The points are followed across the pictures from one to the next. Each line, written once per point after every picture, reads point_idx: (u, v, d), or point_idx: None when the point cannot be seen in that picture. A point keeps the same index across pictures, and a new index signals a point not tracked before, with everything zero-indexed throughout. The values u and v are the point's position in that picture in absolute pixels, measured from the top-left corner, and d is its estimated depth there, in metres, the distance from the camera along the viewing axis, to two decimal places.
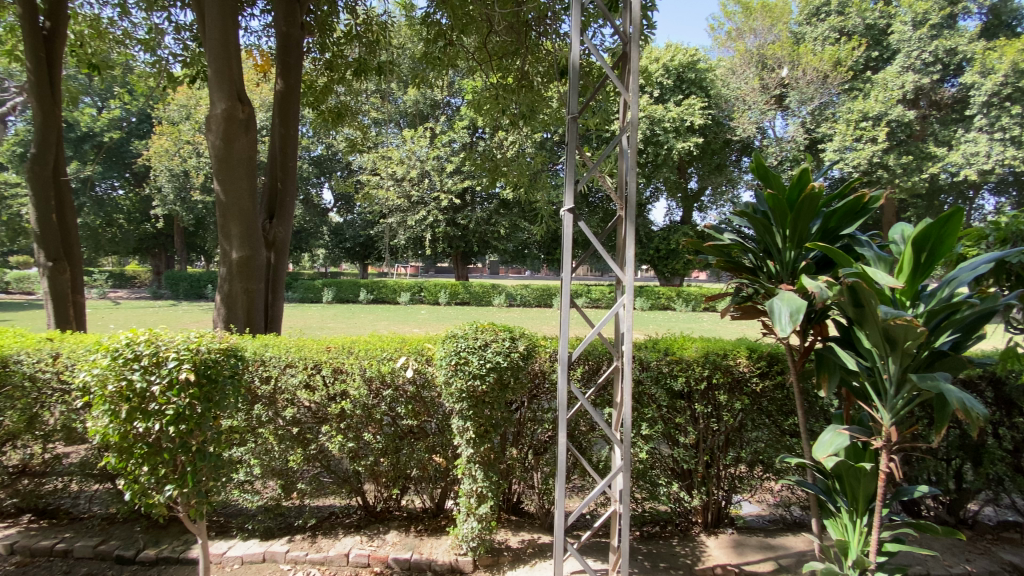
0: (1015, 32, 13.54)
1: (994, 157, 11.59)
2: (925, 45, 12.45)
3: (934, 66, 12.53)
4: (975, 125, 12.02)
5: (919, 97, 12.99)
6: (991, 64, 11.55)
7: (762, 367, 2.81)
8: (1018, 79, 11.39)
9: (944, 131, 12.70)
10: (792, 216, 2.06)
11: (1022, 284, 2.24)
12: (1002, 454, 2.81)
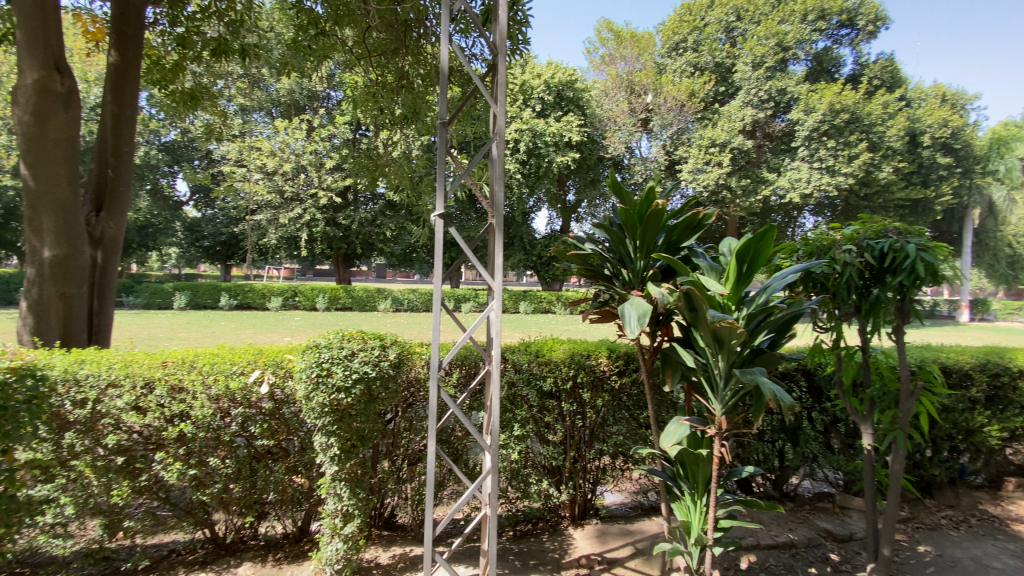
0: (832, 78, 16.29)
1: (812, 182, 13.94)
2: (761, 85, 14.66)
3: (768, 103, 14.77)
4: (798, 156, 14.36)
5: (756, 129, 15.16)
6: (813, 104, 13.78)
7: (620, 365, 3.03)
8: (832, 118, 13.66)
9: (774, 159, 15.00)
10: (641, 229, 2.25)
11: (824, 291, 2.68)
12: (814, 434, 3.36)
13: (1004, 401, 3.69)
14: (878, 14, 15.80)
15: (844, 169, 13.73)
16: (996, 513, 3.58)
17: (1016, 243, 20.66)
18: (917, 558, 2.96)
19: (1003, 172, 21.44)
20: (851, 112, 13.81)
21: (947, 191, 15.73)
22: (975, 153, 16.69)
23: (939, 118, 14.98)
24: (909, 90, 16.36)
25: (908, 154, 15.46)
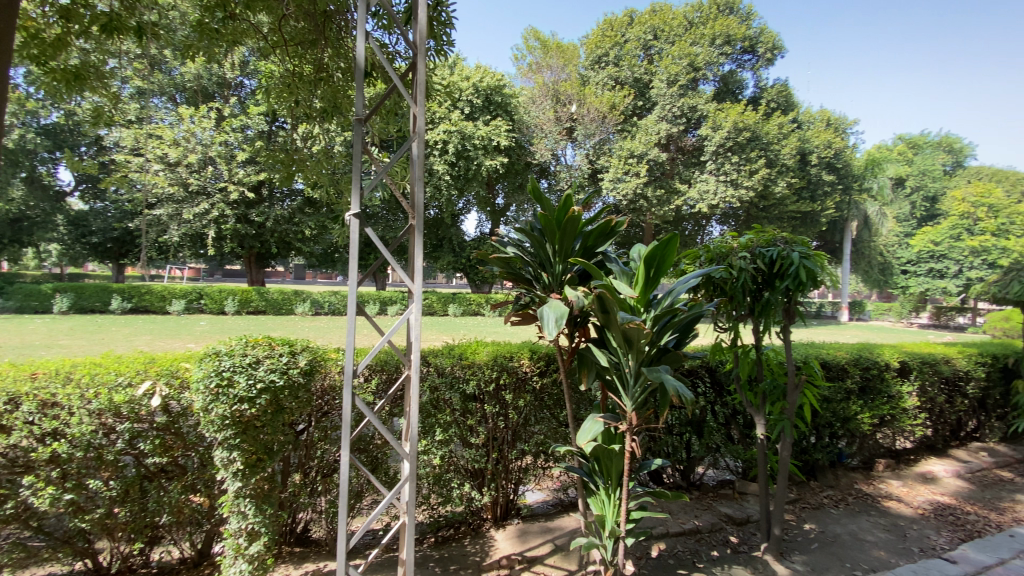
0: (736, 99, 17.73)
1: (719, 194, 15.08)
2: (675, 101, 15.65)
3: (680, 119, 15.79)
4: (706, 169, 15.47)
5: (670, 142, 16.16)
6: (719, 122, 14.89)
7: (541, 366, 3.10)
8: (735, 135, 14.84)
9: (686, 172, 16.07)
10: (559, 235, 2.32)
11: (722, 294, 2.91)
12: (717, 426, 3.63)
13: (873, 391, 4.20)
14: (775, 44, 17.41)
15: (746, 182, 14.98)
16: (869, 491, 4.05)
17: (886, 252, 23.56)
18: (804, 536, 3.29)
19: (876, 190, 24.40)
20: (752, 131, 15.09)
21: (831, 205, 17.63)
22: (852, 173, 18.87)
23: (824, 140, 16.74)
24: (801, 114, 18.17)
25: (800, 171, 17.15)
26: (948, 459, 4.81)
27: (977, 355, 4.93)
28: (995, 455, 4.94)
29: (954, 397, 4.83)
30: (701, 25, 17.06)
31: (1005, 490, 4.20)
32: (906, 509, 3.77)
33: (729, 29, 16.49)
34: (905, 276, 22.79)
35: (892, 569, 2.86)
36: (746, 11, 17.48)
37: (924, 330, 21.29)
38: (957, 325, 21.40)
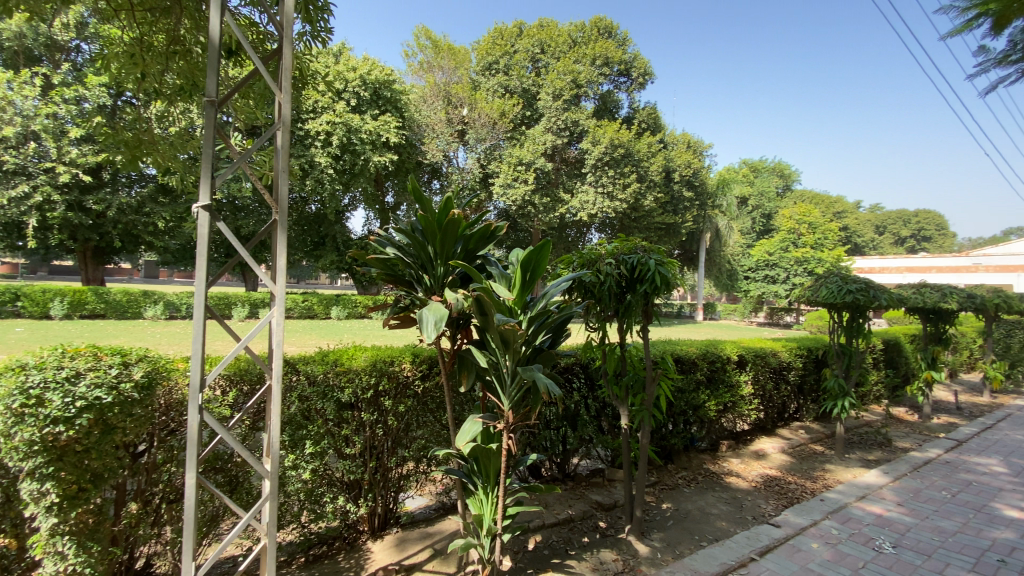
0: (614, 117, 19.07)
1: (597, 205, 16.14)
2: (560, 114, 16.46)
3: (564, 132, 16.64)
4: (587, 180, 16.46)
5: (555, 153, 16.95)
6: (598, 137, 15.87)
7: (423, 369, 3.05)
8: (612, 151, 15.94)
9: (569, 182, 16.96)
10: (440, 237, 2.30)
11: (590, 295, 3.10)
12: (588, 419, 3.87)
13: (718, 381, 4.78)
14: (647, 70, 19.00)
15: (621, 195, 16.20)
16: (715, 470, 4.61)
17: (733, 260, 26.94)
18: (663, 515, 3.64)
19: (727, 206, 27.89)
20: (627, 148, 16.26)
21: (690, 218, 19.77)
22: (708, 191, 21.35)
23: (686, 160, 18.70)
24: (667, 135, 20.12)
25: (665, 187, 18.96)
26: (776, 437, 5.65)
27: (795, 348, 5.86)
28: (810, 432, 5.90)
29: (779, 384, 5.68)
30: (584, 45, 18.20)
31: (817, 461, 5.05)
32: (744, 484, 4.35)
33: (608, 51, 17.69)
34: (747, 281, 26.30)
35: (732, 537, 3.28)
36: (623, 37, 18.97)
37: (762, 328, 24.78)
38: (785, 324, 25.22)
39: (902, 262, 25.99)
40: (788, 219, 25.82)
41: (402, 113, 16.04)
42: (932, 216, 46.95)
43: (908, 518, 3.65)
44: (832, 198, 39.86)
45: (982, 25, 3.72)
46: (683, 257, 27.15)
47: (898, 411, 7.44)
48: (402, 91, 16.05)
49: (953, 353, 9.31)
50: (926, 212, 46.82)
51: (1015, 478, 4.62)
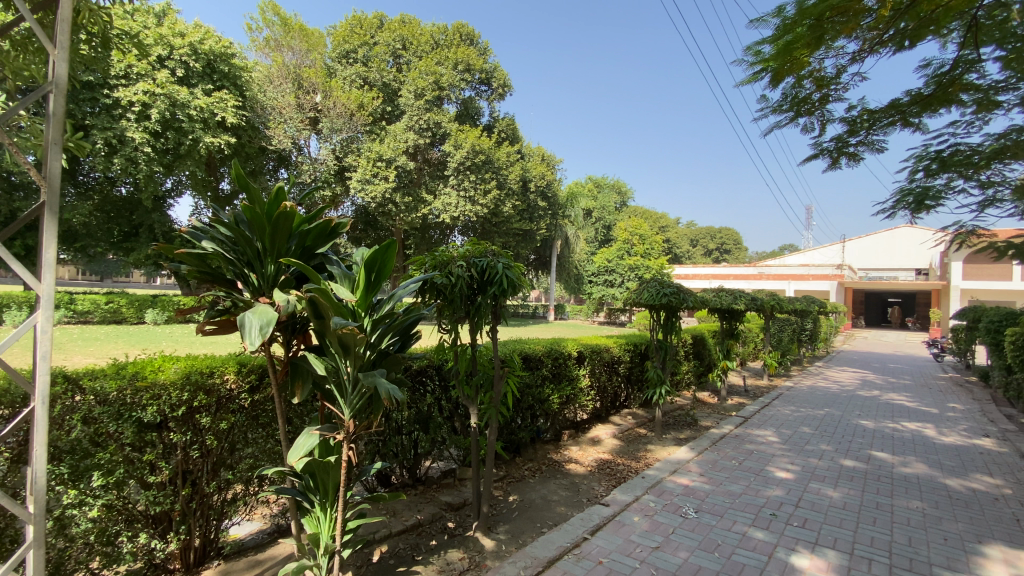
0: (474, 123, 19.37)
1: (459, 208, 16.25)
2: (421, 114, 16.28)
3: (426, 132, 16.49)
4: (449, 183, 16.48)
5: (417, 153, 16.72)
6: (460, 141, 16.00)
7: (252, 381, 2.69)
8: (474, 156, 16.21)
9: (431, 183, 16.84)
10: (270, 232, 2.08)
11: (442, 296, 3.05)
12: (441, 421, 3.84)
13: (560, 376, 5.13)
14: (506, 81, 19.64)
15: (482, 200, 16.45)
16: (557, 459, 4.95)
17: (579, 265, 29.29)
18: (509, 507, 3.79)
19: (578, 217, 30.26)
20: (487, 155, 16.65)
21: (544, 226, 20.93)
22: (560, 202, 22.93)
23: (540, 171, 19.76)
24: (524, 146, 21.13)
25: (522, 195, 19.80)
26: (609, 424, 6.26)
27: (625, 343, 6.57)
28: (636, 417, 6.67)
29: (612, 375, 6.31)
30: (446, 48, 18.26)
31: (641, 442, 5.73)
32: (581, 468, 4.73)
33: (469, 58, 17.96)
34: (591, 285, 28.76)
35: (569, 520, 3.54)
36: (484, 46, 19.43)
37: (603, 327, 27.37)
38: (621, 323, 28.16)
39: (709, 270, 30.76)
40: (625, 230, 28.94)
41: (242, 92, 13.99)
42: (731, 234, 56.55)
43: (707, 486, 4.31)
44: (659, 214, 45.68)
45: (763, 78, 4.58)
46: (536, 261, 28.71)
47: (704, 395, 8.79)
48: (242, 67, 13.94)
49: (744, 345, 11.32)
50: (726, 230, 56.21)
51: (782, 445, 5.76)
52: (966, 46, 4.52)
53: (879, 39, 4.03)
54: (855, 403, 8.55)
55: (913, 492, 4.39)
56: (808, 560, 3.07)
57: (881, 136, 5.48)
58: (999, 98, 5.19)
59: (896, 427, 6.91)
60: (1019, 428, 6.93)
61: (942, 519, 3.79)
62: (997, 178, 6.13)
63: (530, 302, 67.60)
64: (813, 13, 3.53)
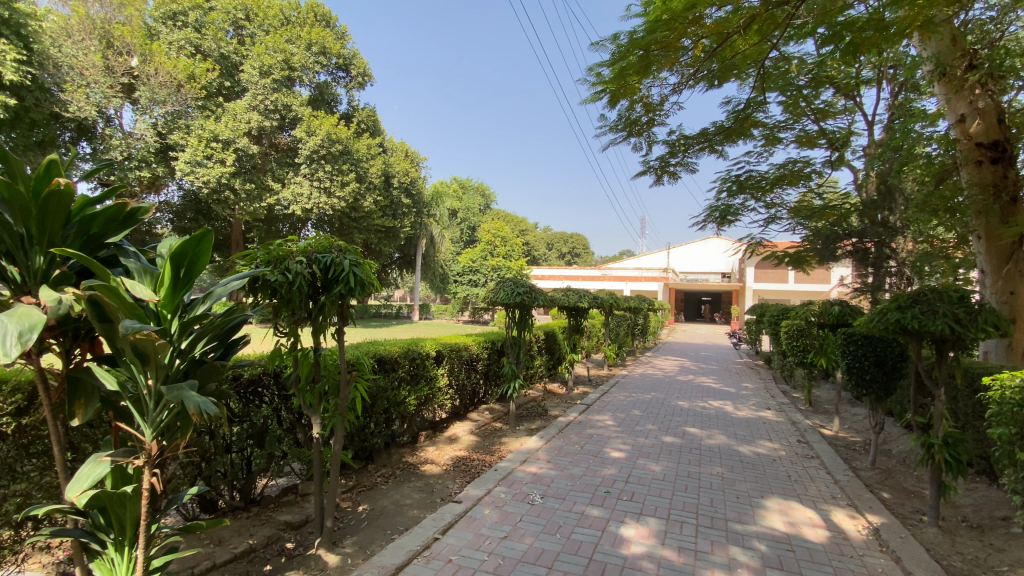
0: (331, 110, 18.08)
1: (312, 199, 15.07)
2: (267, 94, 14.77)
3: (273, 114, 14.99)
4: (300, 171, 15.20)
5: (262, 136, 15.12)
6: (313, 128, 14.86)
7: (16, 403, 2.14)
8: (329, 145, 15.16)
9: (279, 170, 15.39)
10: (36, 214, 1.67)
11: (277, 296, 2.73)
12: (280, 433, 3.46)
13: (417, 376, 5.01)
14: (366, 70, 18.72)
15: (339, 192, 15.41)
16: (412, 461, 4.83)
17: (444, 265, 29.27)
18: (356, 518, 3.59)
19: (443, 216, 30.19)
20: (344, 145, 15.68)
21: (409, 224, 20.39)
22: (424, 200, 22.62)
23: (403, 167, 19.34)
24: (385, 139, 20.38)
25: (384, 190, 19.08)
26: (466, 421, 6.32)
27: (482, 340, 6.69)
28: (493, 412, 6.84)
29: (470, 373, 6.37)
30: (297, 26, 16.77)
31: (496, 436, 5.90)
32: (436, 469, 4.68)
33: (325, 40, 16.70)
34: (455, 285, 28.94)
35: (420, 522, 3.48)
36: (341, 30, 18.29)
37: (465, 326, 27.70)
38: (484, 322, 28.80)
39: (562, 271, 32.95)
40: (487, 231, 29.66)
41: (26, 44, 10.73)
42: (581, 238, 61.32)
43: (553, 472, 4.60)
44: (519, 218, 47.72)
45: (603, 99, 5.03)
46: (400, 260, 27.93)
47: (554, 386, 9.39)
48: (30, 14, 10.49)
49: (589, 339, 12.37)
50: (578, 235, 60.86)
51: (618, 428, 6.39)
52: (755, 91, 5.46)
53: (693, 76, 4.68)
54: (676, 386, 9.88)
55: (717, 460, 5.20)
56: (633, 529, 3.44)
57: (694, 159, 6.38)
58: (781, 135, 6.57)
59: (705, 406, 8.14)
60: (790, 401, 8.65)
61: (736, 481, 4.55)
62: (776, 202, 7.61)
63: (393, 300, 65.85)
64: (642, 44, 3.95)
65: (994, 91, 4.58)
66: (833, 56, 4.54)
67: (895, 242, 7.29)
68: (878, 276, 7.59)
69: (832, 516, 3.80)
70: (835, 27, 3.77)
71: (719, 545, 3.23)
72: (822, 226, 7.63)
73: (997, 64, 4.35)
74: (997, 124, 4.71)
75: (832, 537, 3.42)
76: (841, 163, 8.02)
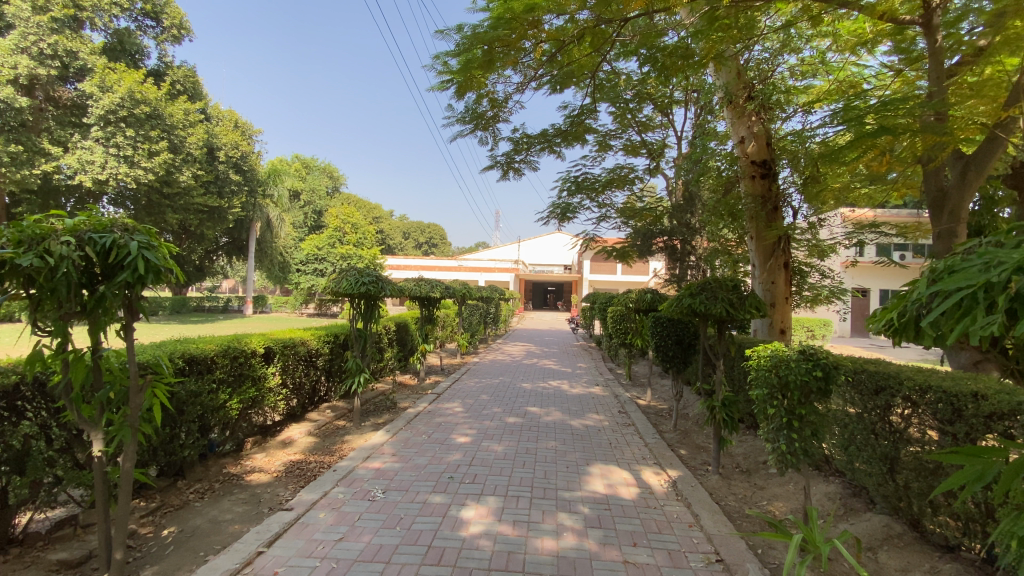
0: (135, 64, 15.08)
1: (109, 169, 12.43)
2: (43, 35, 11.76)
3: (51, 61, 11.99)
4: (91, 135, 12.46)
5: (35, 86, 12.08)
6: (110, 83, 12.29)
7: None
8: (132, 106, 12.62)
9: (59, 131, 12.44)
10: None
11: (36, 285, 2.18)
12: (51, 455, 2.78)
13: (241, 377, 4.47)
14: (184, 23, 16.02)
15: (144, 163, 12.95)
16: (235, 472, 4.31)
17: (283, 252, 26.71)
18: (159, 545, 3.07)
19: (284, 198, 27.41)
20: (152, 108, 13.19)
21: (239, 205, 18.07)
22: (259, 178, 20.21)
23: (231, 140, 17.29)
24: (209, 106, 17.71)
25: (206, 164, 16.60)
26: (304, 422, 5.85)
27: (322, 335, 6.23)
28: (335, 410, 6.44)
29: (308, 370, 5.90)
30: None
31: (337, 435, 5.57)
32: (264, 477, 4.26)
33: None
34: (297, 274, 26.63)
35: (241, 537, 3.13)
36: None
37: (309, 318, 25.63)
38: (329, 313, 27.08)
39: (419, 260, 32.11)
40: (335, 216, 27.70)
41: None
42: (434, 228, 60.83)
43: (397, 465, 4.51)
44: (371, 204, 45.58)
45: (450, 89, 5.01)
46: (229, 244, 24.72)
47: (405, 377, 9.22)
48: None
49: (443, 328, 12.39)
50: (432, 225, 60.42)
51: (465, 414, 6.52)
52: (589, 99, 5.94)
53: (535, 77, 4.94)
54: (522, 370, 10.43)
55: (553, 436, 5.62)
56: (473, 510, 3.54)
57: (536, 158, 6.76)
58: (609, 141, 7.24)
59: (546, 386, 8.75)
60: (615, 377, 9.76)
61: (567, 452, 4.97)
62: (606, 203, 8.43)
63: (220, 291, 58.36)
64: (485, 40, 4.01)
65: (765, 120, 5.66)
66: (651, 76, 5.17)
67: (695, 240, 8.62)
68: (682, 268, 8.92)
69: (643, 474, 4.38)
70: (654, 50, 4.33)
71: (549, 513, 3.50)
72: (641, 225, 8.68)
73: (767, 97, 5.41)
74: (766, 146, 5.80)
75: (641, 492, 3.95)
76: (658, 171, 9.19)
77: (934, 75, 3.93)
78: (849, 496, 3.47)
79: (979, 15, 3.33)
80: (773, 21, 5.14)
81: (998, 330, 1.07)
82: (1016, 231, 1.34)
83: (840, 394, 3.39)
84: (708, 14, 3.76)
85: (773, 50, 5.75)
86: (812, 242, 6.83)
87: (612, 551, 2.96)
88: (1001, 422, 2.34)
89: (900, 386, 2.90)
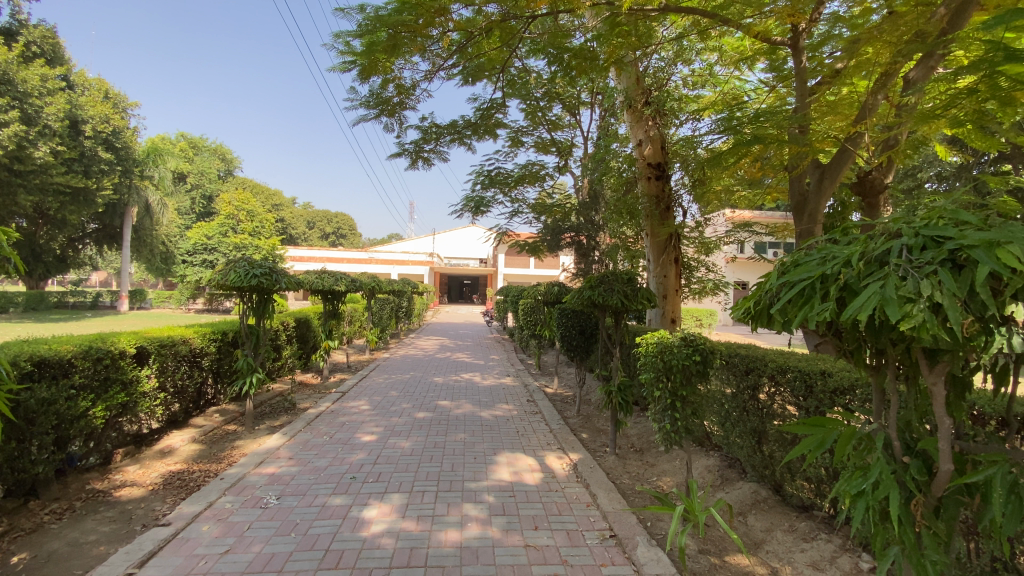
0: None
1: None
2: None
3: None
4: None
5: None
6: None
7: None
8: None
9: None
10: None
11: None
12: None
13: (106, 382, 3.93)
14: None
15: None
16: (101, 488, 3.80)
17: (165, 240, 24.02)
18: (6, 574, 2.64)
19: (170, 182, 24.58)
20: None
21: (109, 186, 15.87)
22: (134, 157, 17.78)
23: (100, 112, 15.04)
24: (72, 72, 15.37)
25: (68, 138, 14.31)
26: (188, 428, 5.32)
27: (208, 332, 5.70)
28: (225, 413, 5.91)
29: (191, 371, 5.34)
30: None
31: (227, 440, 5.13)
32: (138, 491, 3.82)
33: None
34: (183, 266, 24.13)
35: (107, 559, 2.78)
36: None
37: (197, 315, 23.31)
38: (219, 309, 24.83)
39: (324, 252, 30.32)
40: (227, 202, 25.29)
41: None
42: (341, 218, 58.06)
43: (294, 469, 4.25)
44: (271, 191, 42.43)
45: (353, 71, 4.77)
46: (97, 231, 21.75)
47: (307, 375, 8.72)
48: None
49: (350, 324, 11.89)
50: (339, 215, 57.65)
51: (371, 411, 6.32)
52: (499, 93, 5.93)
53: (442, 66, 4.86)
54: (433, 364, 10.30)
55: (461, 428, 5.63)
56: (376, 509, 3.45)
57: (446, 149, 6.70)
58: (520, 137, 7.37)
59: (457, 379, 8.73)
60: (525, 368, 9.98)
61: (475, 443, 5.01)
62: (518, 198, 8.56)
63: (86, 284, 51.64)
64: (389, 23, 3.85)
65: (660, 124, 6.09)
66: (559, 76, 5.32)
67: (598, 236, 9.01)
68: (587, 263, 9.31)
69: (546, 460, 4.53)
70: (562, 51, 4.45)
71: (454, 505, 3.50)
72: (551, 221, 8.94)
73: (662, 104, 5.84)
74: (660, 149, 6.23)
75: (545, 477, 4.09)
76: (565, 169, 9.50)
77: (799, 92, 4.40)
78: (725, 468, 3.86)
79: (838, 42, 3.92)
80: (668, 32, 5.53)
81: (829, 316, 1.26)
82: (852, 229, 1.56)
83: (718, 376, 3.75)
84: (609, 18, 3.92)
85: (668, 60, 6.18)
86: (699, 239, 7.43)
87: (514, 536, 3.04)
88: (843, 397, 2.72)
89: (766, 367, 3.28)
